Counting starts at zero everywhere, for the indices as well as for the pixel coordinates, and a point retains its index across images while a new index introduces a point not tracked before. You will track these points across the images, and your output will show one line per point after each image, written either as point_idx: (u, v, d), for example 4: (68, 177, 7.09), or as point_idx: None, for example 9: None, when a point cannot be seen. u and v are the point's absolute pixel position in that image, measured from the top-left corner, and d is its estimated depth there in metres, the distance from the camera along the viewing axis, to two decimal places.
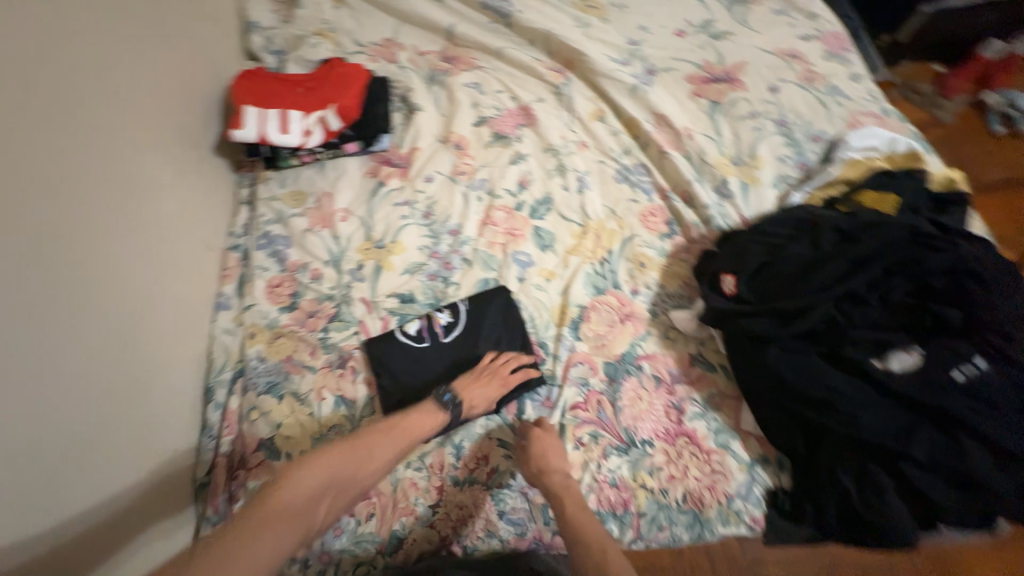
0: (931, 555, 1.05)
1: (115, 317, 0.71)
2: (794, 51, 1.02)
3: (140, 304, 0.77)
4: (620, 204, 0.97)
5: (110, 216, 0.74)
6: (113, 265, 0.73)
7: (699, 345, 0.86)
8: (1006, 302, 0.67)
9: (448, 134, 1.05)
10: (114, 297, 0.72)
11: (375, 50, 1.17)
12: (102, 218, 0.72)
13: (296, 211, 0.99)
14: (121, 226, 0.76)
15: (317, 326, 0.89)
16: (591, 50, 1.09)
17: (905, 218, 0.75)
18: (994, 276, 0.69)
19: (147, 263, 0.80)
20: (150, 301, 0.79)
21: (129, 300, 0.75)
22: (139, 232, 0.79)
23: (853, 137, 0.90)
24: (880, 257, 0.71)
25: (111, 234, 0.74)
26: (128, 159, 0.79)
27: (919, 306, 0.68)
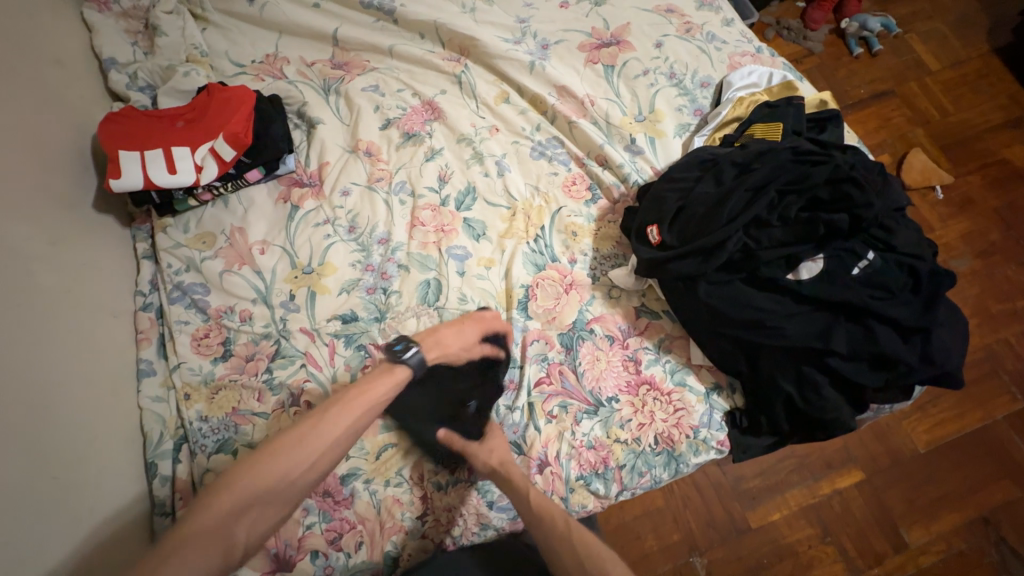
0: (875, 433, 1.19)
1: (12, 414, 0.63)
2: (671, 6, 1.07)
3: (41, 392, 0.68)
4: (542, 180, 0.98)
5: None
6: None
7: (641, 296, 0.90)
8: (883, 198, 0.76)
9: (356, 143, 1.02)
10: (5, 392, 0.63)
11: (259, 68, 1.10)
12: None
13: (208, 254, 0.91)
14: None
15: (259, 368, 0.84)
16: (483, 34, 1.08)
17: (788, 142, 0.82)
18: (871, 178, 0.77)
19: (39, 346, 0.71)
20: (54, 387, 0.70)
21: (26, 391, 0.66)
22: (20, 314, 0.70)
23: (736, 77, 0.97)
24: (774, 180, 0.78)
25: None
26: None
27: (813, 217, 0.75)
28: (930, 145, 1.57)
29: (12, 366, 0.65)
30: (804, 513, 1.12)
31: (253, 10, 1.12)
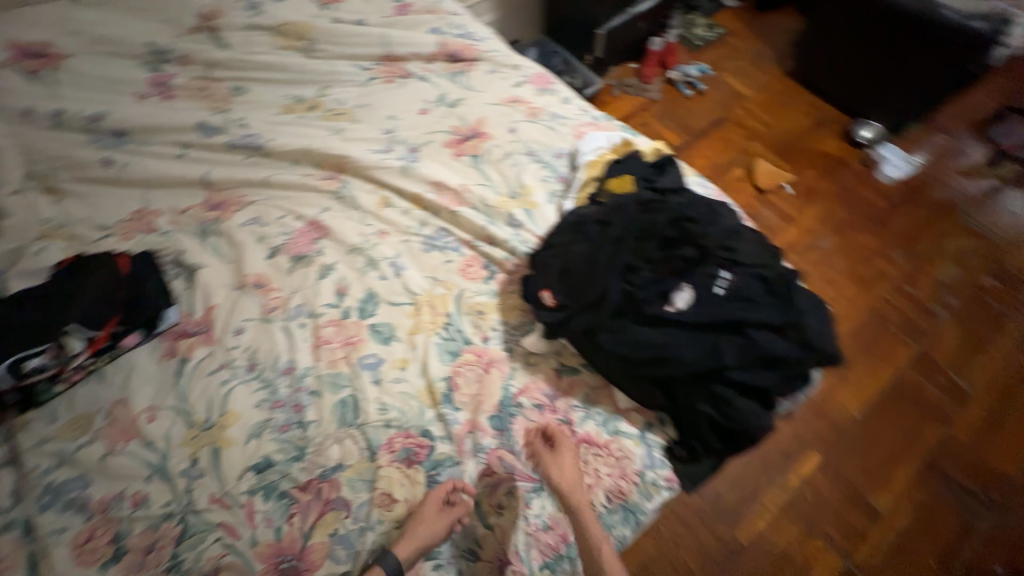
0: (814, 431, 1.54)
1: None
2: (514, 97, 1.22)
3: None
4: (439, 269, 1.02)
5: None
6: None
7: (557, 356, 0.92)
8: (716, 227, 0.84)
9: (244, 277, 1.00)
10: None
11: (126, 226, 1.08)
12: None
13: (84, 440, 0.82)
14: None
15: (163, 558, 0.74)
16: (354, 150, 1.16)
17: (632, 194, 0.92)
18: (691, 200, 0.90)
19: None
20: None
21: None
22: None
23: (584, 145, 1.11)
24: (626, 234, 0.84)
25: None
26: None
27: (668, 255, 0.82)
28: (765, 151, 2.25)
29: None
30: (742, 514, 1.40)
31: (111, 172, 1.12)
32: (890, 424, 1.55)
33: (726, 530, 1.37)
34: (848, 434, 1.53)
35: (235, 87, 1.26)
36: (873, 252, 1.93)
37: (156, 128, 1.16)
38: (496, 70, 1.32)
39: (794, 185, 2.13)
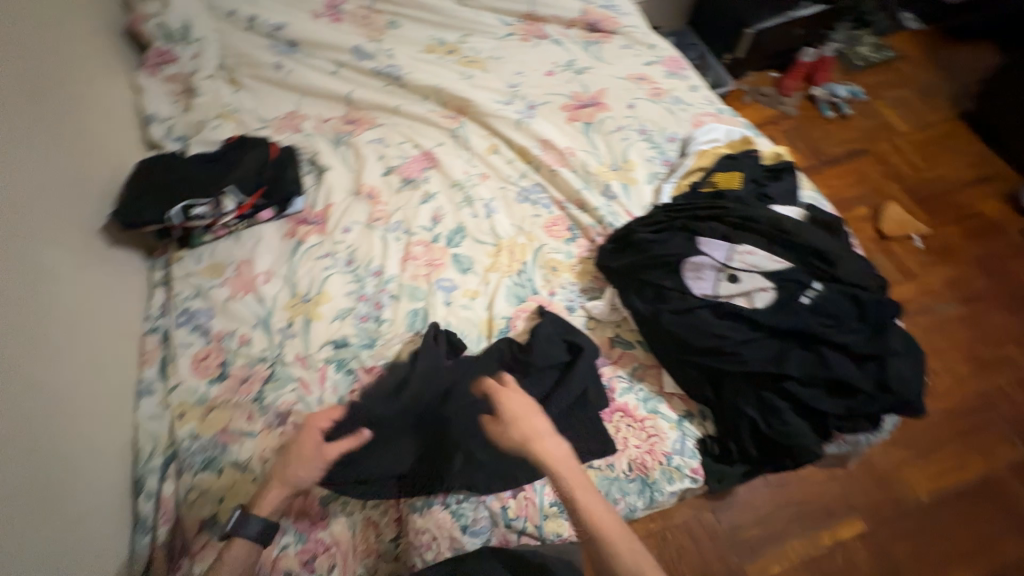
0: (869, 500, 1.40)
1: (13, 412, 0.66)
2: (642, 75, 1.22)
3: (42, 420, 0.70)
4: (526, 220, 1.08)
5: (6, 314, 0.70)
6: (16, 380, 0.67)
7: (616, 327, 0.95)
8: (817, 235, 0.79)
9: (360, 187, 1.14)
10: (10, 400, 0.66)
11: (280, 123, 1.26)
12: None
13: (216, 282, 1.00)
14: (25, 339, 0.71)
15: (251, 390, 0.89)
16: (478, 97, 1.24)
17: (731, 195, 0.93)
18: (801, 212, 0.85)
19: (57, 375, 0.76)
20: (59, 417, 0.73)
21: (39, 415, 0.70)
22: (47, 343, 0.75)
23: (699, 133, 1.08)
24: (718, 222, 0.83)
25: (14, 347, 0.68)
26: (33, 265, 0.77)
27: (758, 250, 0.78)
28: (903, 197, 1.98)
29: (36, 394, 0.70)
30: (760, 552, 1.34)
31: (279, 75, 1.30)
32: (964, 521, 1.37)
33: (739, 561, 1.32)
34: (909, 514, 1.38)
35: (390, 21, 1.39)
36: (1005, 334, 1.67)
37: (321, 45, 1.33)
38: (630, 46, 1.32)
39: (926, 239, 1.88)
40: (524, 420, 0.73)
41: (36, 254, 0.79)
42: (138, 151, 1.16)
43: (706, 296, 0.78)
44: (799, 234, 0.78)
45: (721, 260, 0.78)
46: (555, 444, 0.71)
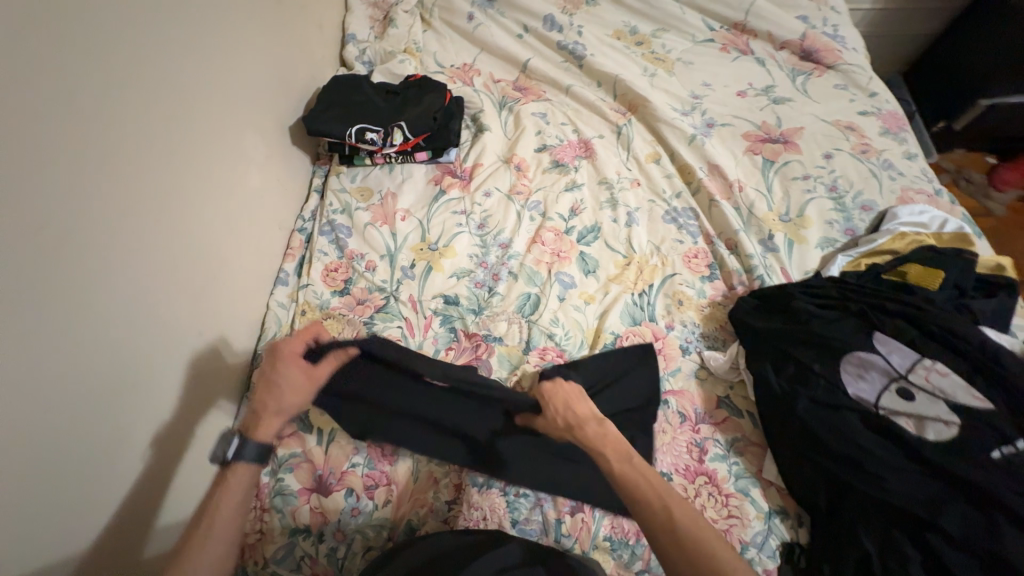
0: None
1: (183, 265, 0.76)
2: (852, 124, 1.05)
3: (207, 279, 0.81)
4: (665, 242, 1.01)
5: (198, 179, 0.80)
6: (190, 239, 0.78)
7: (727, 388, 0.87)
8: None
9: (510, 156, 1.13)
10: (183, 255, 0.76)
11: (454, 72, 1.27)
12: (191, 181, 0.78)
13: (362, 205, 1.06)
14: (207, 207, 0.82)
15: (364, 313, 0.95)
16: (656, 99, 1.16)
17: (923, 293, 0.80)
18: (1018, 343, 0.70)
19: (225, 245, 0.86)
20: (219, 281, 0.84)
21: (203, 274, 0.80)
22: (223, 215, 0.86)
23: (904, 211, 0.92)
24: (904, 324, 0.71)
25: (195, 212, 0.79)
26: (228, 146, 0.88)
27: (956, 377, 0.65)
28: None
29: (205, 255, 0.81)
30: None
31: (468, 25, 1.32)
32: None
33: None
34: None
35: None
36: None
37: (516, 5, 1.32)
38: (846, 87, 1.14)
39: None
40: (576, 405, 0.76)
41: (232, 136, 0.89)
42: (331, 65, 1.26)
43: (860, 400, 0.69)
44: (1018, 375, 0.63)
45: (898, 369, 0.68)
46: (613, 440, 0.71)
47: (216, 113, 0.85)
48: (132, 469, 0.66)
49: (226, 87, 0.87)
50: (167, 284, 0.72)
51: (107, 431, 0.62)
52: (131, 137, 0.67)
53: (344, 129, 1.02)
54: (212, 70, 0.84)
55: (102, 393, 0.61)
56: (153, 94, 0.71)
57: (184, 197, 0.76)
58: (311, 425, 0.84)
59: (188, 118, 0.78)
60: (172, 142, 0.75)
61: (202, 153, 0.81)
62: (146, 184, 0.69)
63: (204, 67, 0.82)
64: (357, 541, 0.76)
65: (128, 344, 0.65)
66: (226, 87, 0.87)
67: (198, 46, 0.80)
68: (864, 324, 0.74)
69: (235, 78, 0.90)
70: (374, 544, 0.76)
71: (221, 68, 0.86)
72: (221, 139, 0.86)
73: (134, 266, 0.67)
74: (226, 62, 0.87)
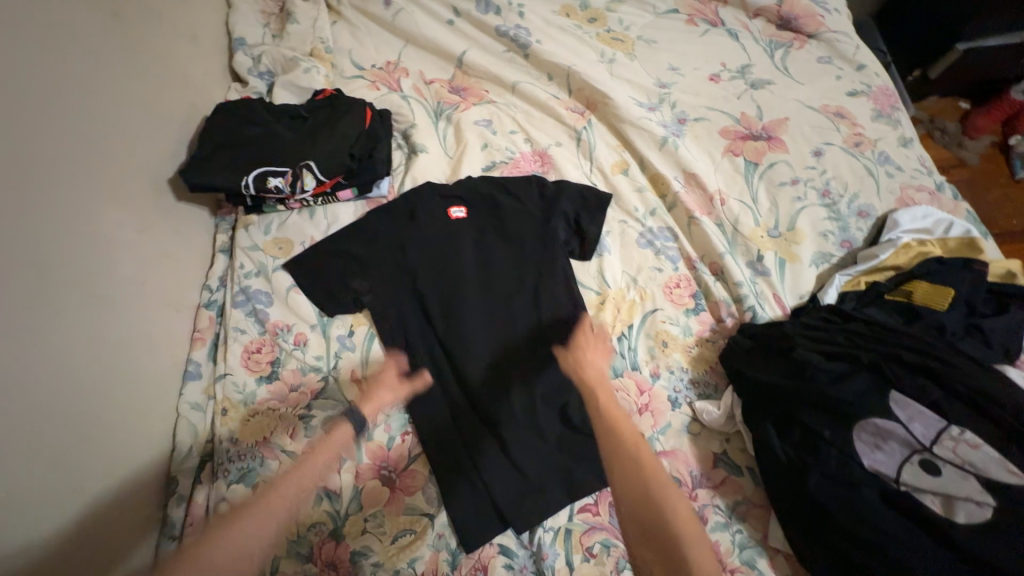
0: None
1: (34, 412, 0.57)
2: (841, 109, 0.92)
3: (77, 420, 0.63)
4: (642, 272, 0.87)
5: (41, 289, 0.60)
6: (44, 375, 0.59)
7: (723, 441, 0.78)
8: None
9: (455, 179, 0.95)
10: (33, 397, 0.58)
11: (376, 75, 1.05)
12: (29, 295, 0.59)
13: (280, 264, 0.88)
14: (57, 331, 0.62)
15: (299, 402, 0.79)
16: (617, 92, 0.99)
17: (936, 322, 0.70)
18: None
19: (100, 359, 0.67)
20: (93, 417, 0.65)
21: (69, 417, 0.62)
22: (86, 329, 0.66)
23: (906, 217, 0.81)
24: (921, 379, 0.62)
25: (41, 344, 0.59)
26: (79, 236, 0.67)
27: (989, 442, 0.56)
28: None
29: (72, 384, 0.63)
30: None
31: (386, 13, 1.09)
32: None
33: None
34: None
35: None
36: None
37: None
38: (830, 60, 0.99)
39: None
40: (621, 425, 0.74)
41: (86, 217, 0.68)
42: (220, 82, 1.01)
43: (878, 473, 0.60)
44: None
45: (921, 439, 0.59)
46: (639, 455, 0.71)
47: (51, 192, 0.63)
48: None
49: (61, 152, 0.65)
50: (11, 456, 0.54)
51: None
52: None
53: (240, 178, 0.82)
54: (32, 140, 0.61)
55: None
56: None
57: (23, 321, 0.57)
58: None
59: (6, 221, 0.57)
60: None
61: (33, 261, 0.60)
62: None
63: (18, 134, 0.60)
64: None
65: None
66: (63, 154, 0.66)
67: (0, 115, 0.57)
68: (877, 377, 0.64)
69: (71, 141, 0.67)
70: None
71: (44, 134, 0.63)
72: (64, 229, 0.65)
73: None
74: (54, 120, 0.65)
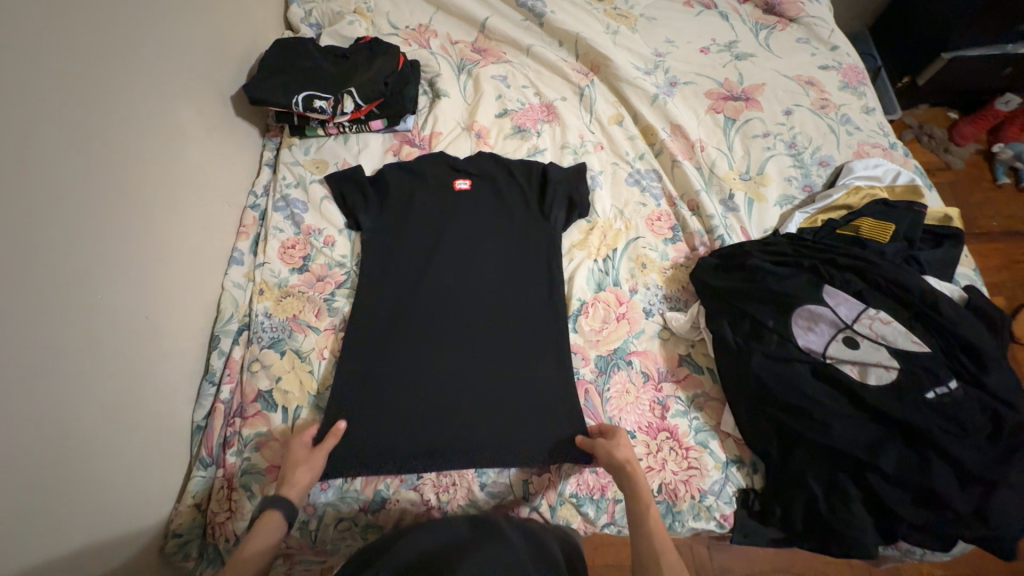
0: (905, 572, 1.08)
1: (118, 250, 0.71)
2: (812, 79, 1.05)
3: (147, 269, 0.76)
4: (629, 206, 1.00)
5: (129, 158, 0.75)
6: (127, 224, 0.73)
7: (689, 346, 0.89)
8: (968, 329, 0.68)
9: (471, 122, 1.09)
10: (119, 239, 0.71)
11: (409, 33, 1.20)
12: (121, 160, 0.73)
13: (317, 178, 1.02)
14: (140, 194, 0.76)
15: (325, 289, 0.92)
16: (618, 57, 1.13)
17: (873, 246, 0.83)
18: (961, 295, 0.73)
19: (170, 226, 0.81)
20: (160, 270, 0.79)
21: (141, 263, 0.75)
22: (162, 200, 0.80)
23: (859, 165, 0.93)
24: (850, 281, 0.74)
25: (127, 201, 0.74)
26: (161, 124, 0.81)
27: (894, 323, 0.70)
28: None
29: (145, 239, 0.76)
30: None
31: None
32: None
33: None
34: None
35: None
36: None
37: None
38: (808, 41, 1.12)
39: None
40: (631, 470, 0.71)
41: (166, 111, 0.83)
42: (275, 28, 1.17)
43: (810, 351, 0.72)
44: (953, 322, 0.68)
45: (844, 318, 0.71)
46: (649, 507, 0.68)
47: (146, 86, 0.79)
48: (90, 461, 0.64)
49: (153, 56, 0.81)
50: (100, 276, 0.68)
51: (51, 425, 0.59)
52: (30, 123, 0.60)
53: (290, 98, 0.96)
54: (132, 41, 0.76)
55: (45, 400, 0.59)
56: (59, 76, 0.64)
57: (117, 178, 0.72)
58: (276, 404, 0.82)
59: (107, 99, 0.71)
60: (86, 126, 0.68)
61: (128, 135, 0.75)
62: (66, 162, 0.64)
63: (126, 36, 0.75)
64: (328, 514, 0.76)
65: (65, 334, 0.62)
66: (154, 58, 0.81)
67: (108, 15, 0.72)
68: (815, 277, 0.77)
69: (159, 47, 0.82)
70: (346, 515, 0.77)
71: (142, 40, 0.78)
72: (150, 116, 0.79)
73: (61, 253, 0.63)
74: (150, 30, 0.80)
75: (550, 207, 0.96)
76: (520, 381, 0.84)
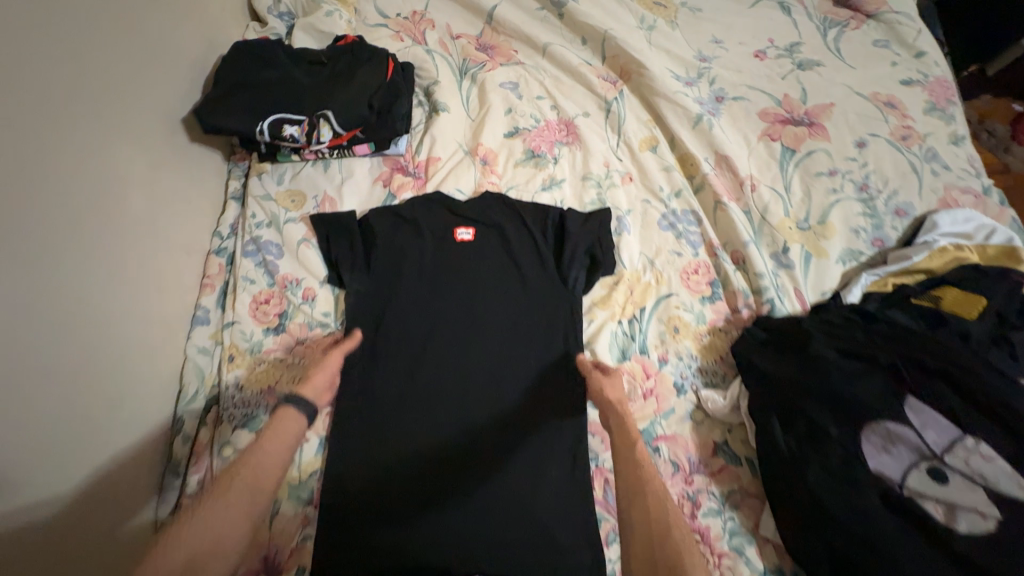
0: None
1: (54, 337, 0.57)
2: (892, 98, 0.86)
3: (92, 351, 0.62)
4: (661, 254, 0.85)
5: (59, 215, 0.59)
6: (61, 302, 0.59)
7: (725, 432, 0.77)
8: None
9: (476, 144, 0.91)
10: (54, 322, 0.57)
11: (401, 25, 1.00)
12: (47, 220, 0.58)
13: (293, 216, 0.86)
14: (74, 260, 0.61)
15: (306, 354, 0.79)
16: (654, 62, 0.93)
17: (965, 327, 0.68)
18: None
19: (116, 293, 0.67)
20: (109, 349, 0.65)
21: (84, 351, 0.61)
22: (104, 262, 0.65)
23: (946, 219, 0.77)
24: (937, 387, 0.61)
25: (58, 271, 0.59)
26: (94, 164, 0.65)
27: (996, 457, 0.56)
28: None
29: (87, 316, 0.62)
30: None
31: None
32: None
33: None
34: None
35: None
36: None
37: None
38: (887, 44, 0.92)
39: None
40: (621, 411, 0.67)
41: (102, 146, 0.66)
42: (238, 20, 0.97)
43: (881, 476, 0.59)
44: None
45: (933, 446, 0.59)
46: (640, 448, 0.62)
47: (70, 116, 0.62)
48: None
49: (77, 75, 0.63)
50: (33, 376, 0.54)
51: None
52: None
53: (256, 123, 0.80)
54: (44, 58, 0.59)
55: None
56: None
57: (45, 245, 0.57)
58: None
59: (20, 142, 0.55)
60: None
61: (54, 186, 0.59)
62: None
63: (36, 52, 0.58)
64: None
65: None
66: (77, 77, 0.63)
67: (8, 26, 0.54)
68: (893, 380, 0.64)
69: (82, 63, 0.64)
70: None
71: (60, 55, 0.61)
72: (79, 160, 0.63)
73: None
74: (69, 39, 0.62)
75: (569, 266, 0.82)
76: (527, 469, 0.73)
